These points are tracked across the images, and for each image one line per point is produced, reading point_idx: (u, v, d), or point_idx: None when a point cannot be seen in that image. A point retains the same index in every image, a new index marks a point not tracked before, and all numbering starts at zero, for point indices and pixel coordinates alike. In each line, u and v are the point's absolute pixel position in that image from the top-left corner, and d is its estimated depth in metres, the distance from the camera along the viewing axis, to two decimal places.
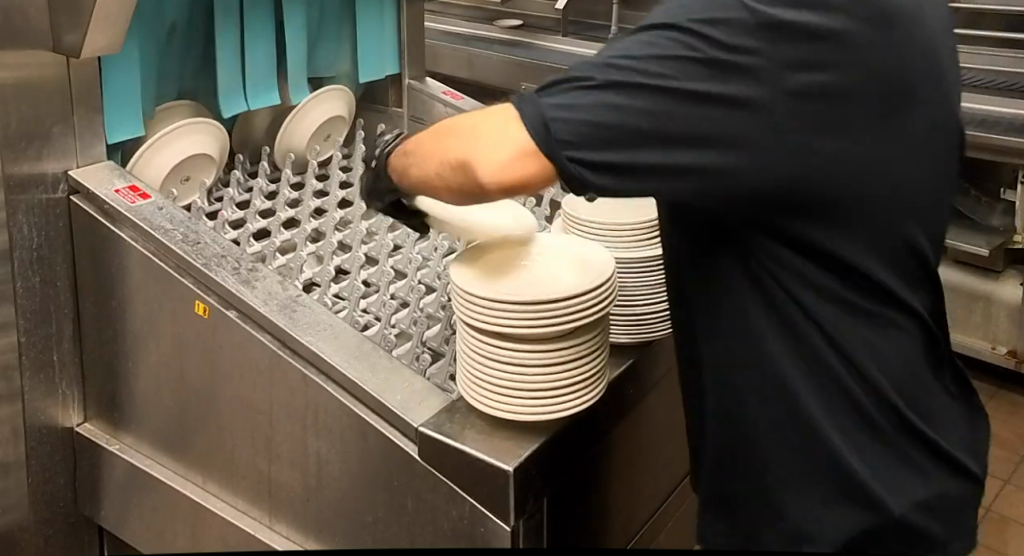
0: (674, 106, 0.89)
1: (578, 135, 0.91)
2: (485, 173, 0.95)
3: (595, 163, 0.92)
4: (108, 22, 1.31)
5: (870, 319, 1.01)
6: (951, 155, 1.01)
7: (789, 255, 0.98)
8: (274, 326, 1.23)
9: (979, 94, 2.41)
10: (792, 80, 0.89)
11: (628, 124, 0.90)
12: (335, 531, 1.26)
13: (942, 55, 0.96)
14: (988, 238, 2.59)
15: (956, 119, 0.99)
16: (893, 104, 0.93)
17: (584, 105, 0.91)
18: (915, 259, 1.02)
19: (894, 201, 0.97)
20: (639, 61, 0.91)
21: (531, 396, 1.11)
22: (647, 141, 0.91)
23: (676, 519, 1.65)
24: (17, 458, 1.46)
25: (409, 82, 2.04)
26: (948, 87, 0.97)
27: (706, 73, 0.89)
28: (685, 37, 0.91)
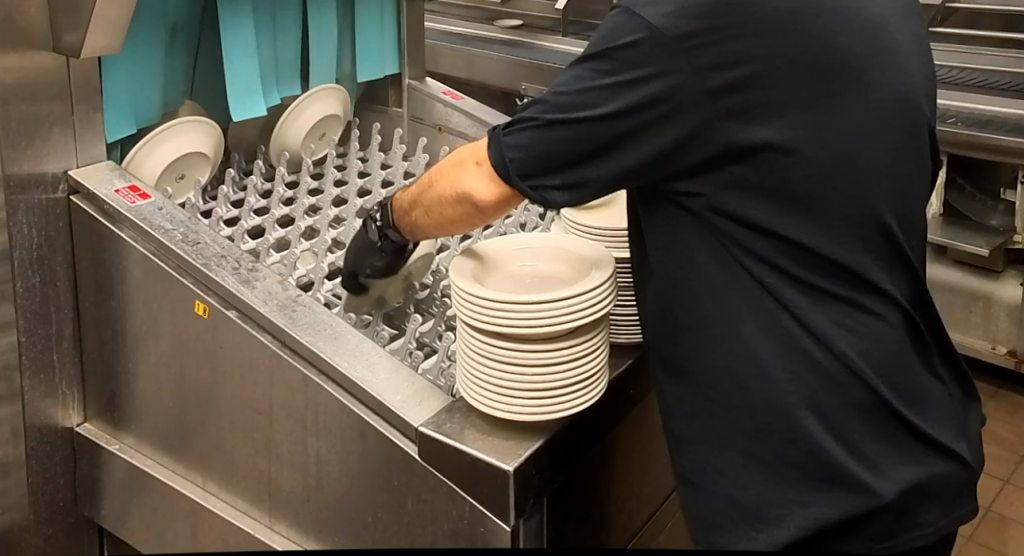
0: (607, 126, 0.97)
1: (527, 167, 1.01)
2: (476, 199, 1.08)
3: (552, 187, 1.01)
4: (108, 22, 1.31)
5: (841, 303, 1.02)
6: (915, 132, 1.00)
7: (755, 242, 1.00)
8: (275, 326, 1.23)
9: (980, 94, 2.40)
10: (710, 83, 0.94)
11: (568, 149, 0.99)
12: (335, 531, 1.26)
13: (893, 45, 0.98)
14: (988, 237, 2.57)
15: (912, 95, 0.99)
16: (826, 90, 0.95)
17: (525, 142, 1.00)
18: (887, 240, 1.01)
19: (850, 184, 0.98)
20: (565, 94, 0.98)
21: (531, 396, 1.11)
22: (595, 160, 0.99)
23: (678, 517, 1.65)
24: (17, 458, 1.46)
25: (409, 82, 2.04)
26: (895, 62, 0.97)
27: (627, 92, 0.95)
28: (601, 62, 0.97)
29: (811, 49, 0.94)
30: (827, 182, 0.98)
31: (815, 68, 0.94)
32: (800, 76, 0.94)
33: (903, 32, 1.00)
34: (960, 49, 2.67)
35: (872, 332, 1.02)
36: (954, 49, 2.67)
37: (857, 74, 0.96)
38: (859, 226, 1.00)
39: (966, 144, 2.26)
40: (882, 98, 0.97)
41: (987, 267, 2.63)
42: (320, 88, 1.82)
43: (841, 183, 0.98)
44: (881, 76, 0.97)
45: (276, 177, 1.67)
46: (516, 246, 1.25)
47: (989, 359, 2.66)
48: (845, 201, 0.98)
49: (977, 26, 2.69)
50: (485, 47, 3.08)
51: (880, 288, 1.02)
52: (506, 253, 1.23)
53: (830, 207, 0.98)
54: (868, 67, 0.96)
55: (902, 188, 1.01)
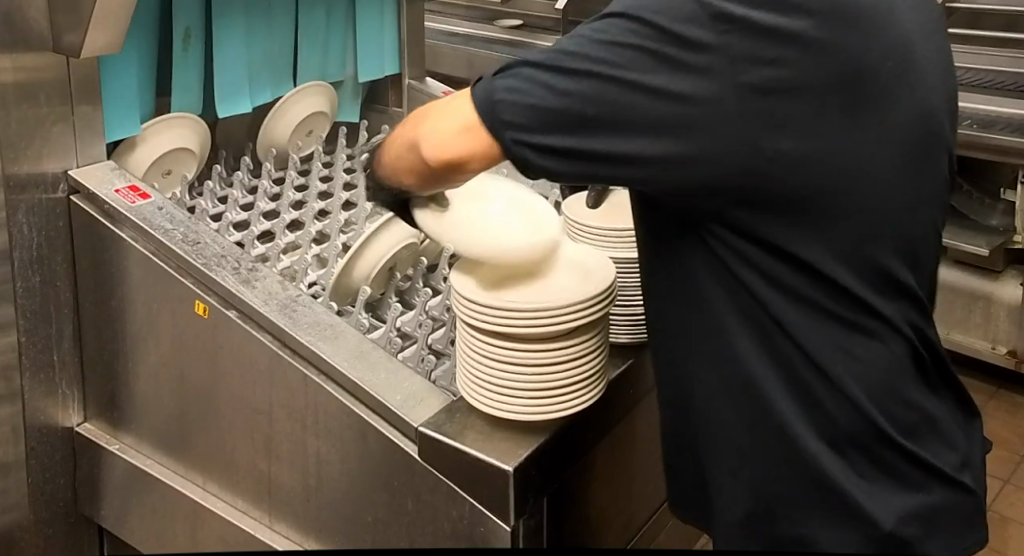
0: (618, 91, 0.90)
1: (522, 118, 0.92)
2: (433, 150, 0.99)
3: (539, 147, 0.93)
4: (108, 22, 1.30)
5: (847, 326, 0.99)
6: (938, 156, 0.97)
7: (757, 256, 0.98)
8: (274, 326, 1.23)
9: (979, 94, 2.40)
10: (741, 78, 0.88)
11: (572, 109, 0.91)
12: (335, 531, 1.26)
13: (920, 57, 0.93)
14: (988, 238, 2.56)
15: (938, 118, 0.96)
16: (853, 106, 0.91)
17: (530, 88, 0.92)
18: (898, 270, 0.99)
19: (860, 208, 0.95)
20: (588, 45, 0.91)
21: (530, 397, 1.12)
22: (594, 126, 0.92)
23: (675, 520, 1.65)
24: (17, 458, 1.46)
25: (409, 82, 2.04)
26: (922, 85, 0.93)
27: (655, 62, 0.89)
28: (639, 26, 0.90)
29: (851, 62, 0.89)
30: (833, 203, 0.94)
31: (845, 84, 0.90)
32: (828, 91, 0.90)
33: (937, 55, 0.96)
34: (960, 49, 2.66)
35: (876, 360, 1.00)
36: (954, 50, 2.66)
37: (884, 92, 0.91)
38: (869, 250, 0.97)
39: (964, 144, 2.26)
40: (903, 120, 0.93)
41: (987, 267, 2.61)
42: (301, 89, 1.80)
43: (850, 205, 0.94)
44: (912, 95, 0.93)
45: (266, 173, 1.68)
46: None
47: (989, 359, 2.67)
48: (852, 226, 0.95)
49: (978, 26, 2.68)
50: (485, 47, 3.08)
51: (883, 315, 0.99)
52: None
53: (833, 229, 0.95)
54: (889, 89, 0.91)
55: (918, 214, 0.98)
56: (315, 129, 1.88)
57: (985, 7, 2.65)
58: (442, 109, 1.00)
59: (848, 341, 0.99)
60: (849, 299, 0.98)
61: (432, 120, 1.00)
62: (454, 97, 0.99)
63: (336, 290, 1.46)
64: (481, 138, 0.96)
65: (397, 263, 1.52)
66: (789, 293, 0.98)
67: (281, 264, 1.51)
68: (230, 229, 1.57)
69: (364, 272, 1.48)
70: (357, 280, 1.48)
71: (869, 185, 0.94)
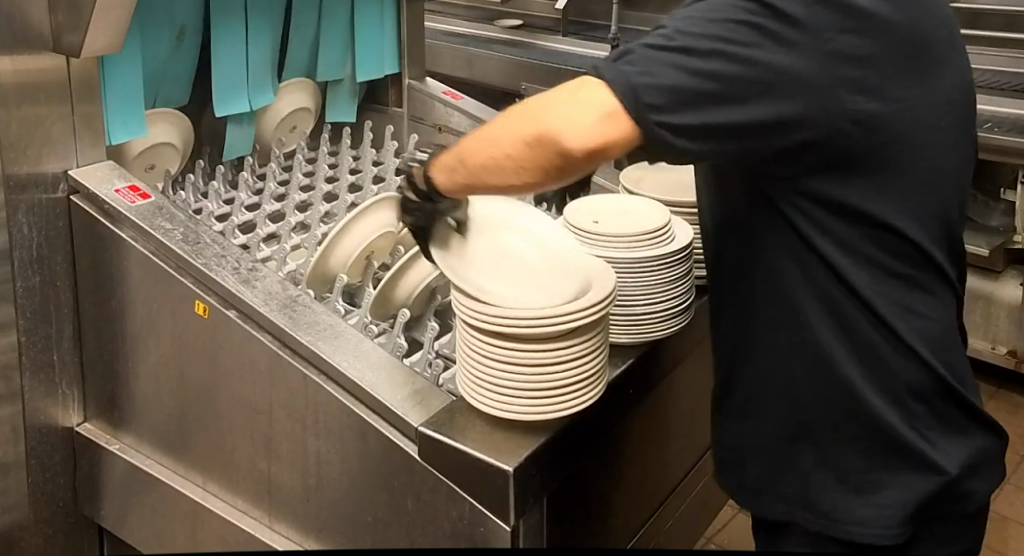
0: (745, 69, 0.91)
1: (663, 99, 0.91)
2: (573, 141, 0.92)
3: (674, 127, 0.92)
4: (108, 23, 1.31)
5: (908, 283, 1.06)
6: (975, 125, 1.07)
7: (831, 218, 1.03)
8: (274, 326, 1.23)
9: (979, 94, 2.40)
10: (835, 51, 0.93)
11: (709, 85, 0.91)
12: (335, 531, 1.26)
13: (952, 27, 1.02)
14: (988, 238, 2.57)
15: (971, 87, 1.05)
16: (916, 72, 0.98)
17: (665, 70, 0.91)
18: (948, 228, 1.07)
19: (928, 172, 1.02)
20: (704, 27, 0.91)
21: (533, 395, 1.12)
22: (725, 100, 0.92)
23: (676, 518, 1.66)
24: (17, 458, 1.46)
25: (409, 82, 2.04)
26: (960, 57, 1.03)
27: (766, 41, 0.91)
28: (743, 6, 0.92)
29: (909, 32, 0.96)
30: (902, 167, 1.00)
31: (907, 52, 0.96)
32: (896, 56, 0.96)
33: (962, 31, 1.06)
34: None
35: (927, 311, 1.07)
36: None
37: (936, 60, 0.99)
38: (930, 208, 1.03)
39: None
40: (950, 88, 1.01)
41: (987, 267, 2.60)
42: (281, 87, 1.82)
43: (917, 169, 1.01)
44: (954, 66, 1.02)
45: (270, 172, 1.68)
46: None
47: (989, 359, 2.67)
48: (919, 188, 1.02)
49: (978, 26, 2.67)
50: (485, 47, 3.07)
51: (940, 269, 1.06)
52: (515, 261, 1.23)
53: (903, 192, 1.02)
54: (939, 58, 1.00)
55: (963, 178, 1.06)
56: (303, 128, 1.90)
57: (986, 7, 2.64)
58: (561, 100, 0.94)
59: (908, 297, 1.06)
60: (915, 256, 1.04)
61: (546, 108, 0.94)
62: (570, 88, 0.94)
63: (313, 279, 1.46)
64: (622, 123, 0.91)
65: (376, 250, 1.51)
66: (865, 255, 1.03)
67: (262, 253, 1.50)
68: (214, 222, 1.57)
69: (341, 260, 1.48)
70: (335, 269, 1.48)
71: (934, 149, 1.01)
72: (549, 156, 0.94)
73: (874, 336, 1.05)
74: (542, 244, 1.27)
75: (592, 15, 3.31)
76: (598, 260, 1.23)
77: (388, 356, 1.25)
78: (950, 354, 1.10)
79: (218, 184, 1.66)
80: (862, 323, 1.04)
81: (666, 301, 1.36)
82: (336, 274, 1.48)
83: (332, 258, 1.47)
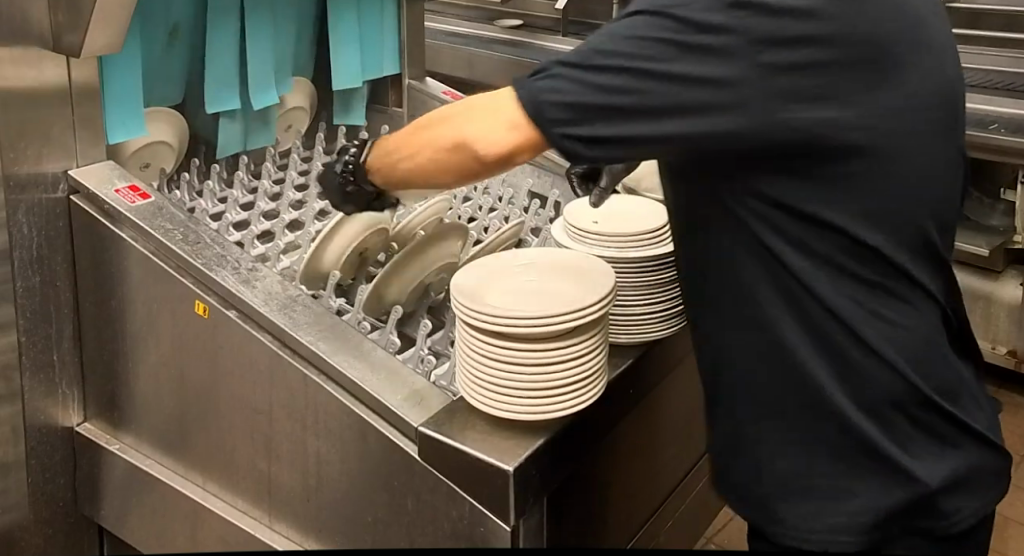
0: (660, 84, 0.91)
1: (567, 114, 0.94)
2: (483, 149, 0.99)
3: (581, 139, 0.95)
4: (108, 23, 1.31)
5: (877, 290, 1.02)
6: (951, 125, 1.03)
7: (790, 219, 0.99)
8: (274, 326, 1.23)
9: (979, 94, 2.40)
10: (773, 62, 0.90)
11: (621, 99, 0.92)
12: (335, 531, 1.26)
13: (922, 25, 0.98)
14: (988, 238, 2.56)
15: (948, 85, 1.01)
16: (872, 76, 0.94)
17: (572, 87, 0.94)
18: (919, 233, 1.02)
19: (889, 175, 0.98)
20: (618, 43, 0.93)
21: (531, 396, 1.11)
22: (640, 115, 0.93)
23: (675, 518, 1.66)
24: (17, 458, 1.46)
25: (409, 82, 2.05)
26: (932, 55, 0.98)
27: (686, 57, 0.91)
28: (664, 20, 0.92)
29: (865, 35, 0.92)
30: (859, 171, 0.97)
31: (863, 54, 0.93)
32: (847, 62, 0.93)
33: (939, 29, 1.02)
34: (960, 50, 2.66)
35: (902, 319, 1.04)
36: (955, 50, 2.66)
37: (896, 63, 0.95)
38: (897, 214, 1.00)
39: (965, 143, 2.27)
40: (915, 88, 0.97)
41: (987, 267, 2.61)
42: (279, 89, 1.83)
43: (879, 174, 0.98)
44: (923, 66, 0.97)
45: (271, 173, 1.68)
46: (513, 260, 1.25)
47: (990, 359, 2.67)
48: (881, 193, 0.98)
49: (978, 27, 2.68)
50: (485, 47, 3.07)
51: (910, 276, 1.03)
52: (505, 269, 1.22)
53: (862, 198, 0.98)
54: (901, 60, 0.95)
55: (937, 180, 1.02)
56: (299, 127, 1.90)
57: (986, 7, 2.64)
58: (479, 109, 1.01)
59: (878, 304, 1.02)
60: (882, 264, 1.01)
61: (466, 117, 1.02)
62: (488, 98, 1.01)
63: (308, 277, 1.45)
64: (528, 133, 0.97)
65: (368, 248, 1.53)
66: (825, 260, 1.00)
67: (257, 251, 1.52)
68: (232, 231, 1.57)
69: (336, 257, 1.47)
70: (328, 265, 1.47)
71: (897, 152, 0.97)
72: (467, 162, 1.03)
73: (844, 345, 1.02)
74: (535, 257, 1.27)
75: (593, 15, 3.30)
76: (603, 266, 1.23)
77: (386, 354, 1.25)
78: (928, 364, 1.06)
79: (214, 183, 1.65)
80: (831, 331, 1.01)
81: (666, 301, 1.36)
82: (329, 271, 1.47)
83: (326, 256, 1.46)
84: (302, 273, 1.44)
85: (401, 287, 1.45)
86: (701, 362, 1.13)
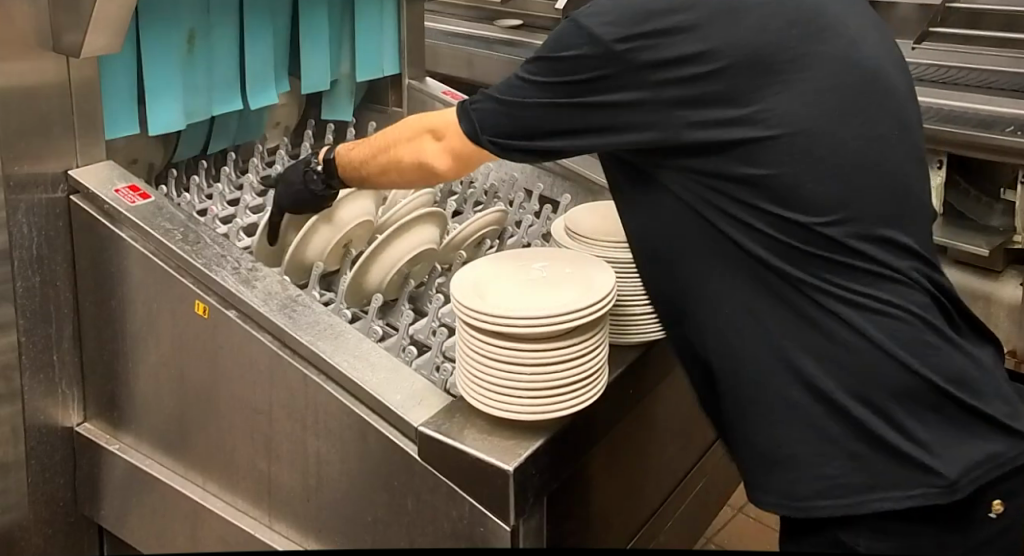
0: (573, 113, 1.04)
1: (502, 140, 1.09)
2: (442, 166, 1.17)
3: (512, 154, 1.09)
4: (108, 22, 1.31)
5: (853, 277, 1.04)
6: (888, 105, 1.05)
7: (728, 202, 1.05)
8: (274, 326, 1.23)
9: (978, 94, 2.40)
10: (662, 76, 1.00)
11: (545, 127, 1.06)
12: (335, 531, 1.26)
13: (832, 20, 1.02)
14: (988, 237, 2.56)
15: (872, 69, 1.04)
16: (770, 73, 1.00)
17: (498, 119, 1.08)
18: (873, 215, 1.04)
19: (821, 160, 1.01)
20: (528, 83, 1.06)
21: (529, 395, 1.11)
22: (566, 135, 1.06)
23: (676, 518, 1.66)
24: (17, 458, 1.46)
25: (409, 82, 2.04)
26: (840, 45, 1.02)
27: (587, 80, 1.02)
28: (563, 55, 1.03)
29: (751, 40, 0.99)
30: (784, 157, 1.01)
31: (757, 61, 0.99)
32: (744, 70, 0.99)
33: (851, 17, 1.05)
34: (960, 50, 2.65)
35: (881, 313, 1.05)
36: (954, 50, 2.65)
37: (794, 57, 1.00)
38: (858, 200, 1.03)
39: (964, 144, 2.26)
40: (827, 77, 1.01)
41: (987, 267, 2.61)
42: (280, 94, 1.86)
43: (823, 165, 1.02)
44: (831, 55, 1.01)
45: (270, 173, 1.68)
46: (514, 262, 1.25)
47: None
48: (810, 177, 1.02)
49: (979, 27, 2.66)
50: (484, 47, 3.07)
51: (881, 265, 1.05)
52: (504, 267, 1.24)
53: (809, 187, 1.02)
54: (806, 57, 1.00)
55: (879, 160, 1.03)
56: (289, 123, 1.93)
57: (986, 7, 2.64)
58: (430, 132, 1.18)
59: (852, 293, 1.04)
60: (850, 256, 1.04)
61: (421, 140, 1.20)
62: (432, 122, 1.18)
63: (291, 267, 1.47)
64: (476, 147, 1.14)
65: (354, 239, 1.52)
66: (766, 239, 1.04)
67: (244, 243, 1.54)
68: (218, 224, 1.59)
69: (319, 248, 1.48)
70: (311, 257, 1.49)
71: (822, 136, 1.01)
72: (431, 176, 1.20)
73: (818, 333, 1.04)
74: (541, 259, 1.27)
75: None
76: (604, 267, 1.23)
77: (376, 347, 1.25)
78: (908, 343, 1.06)
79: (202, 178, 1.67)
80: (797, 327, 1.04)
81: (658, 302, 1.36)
82: (312, 262, 1.49)
83: (309, 245, 1.47)
84: (286, 263, 1.46)
85: (381, 272, 1.45)
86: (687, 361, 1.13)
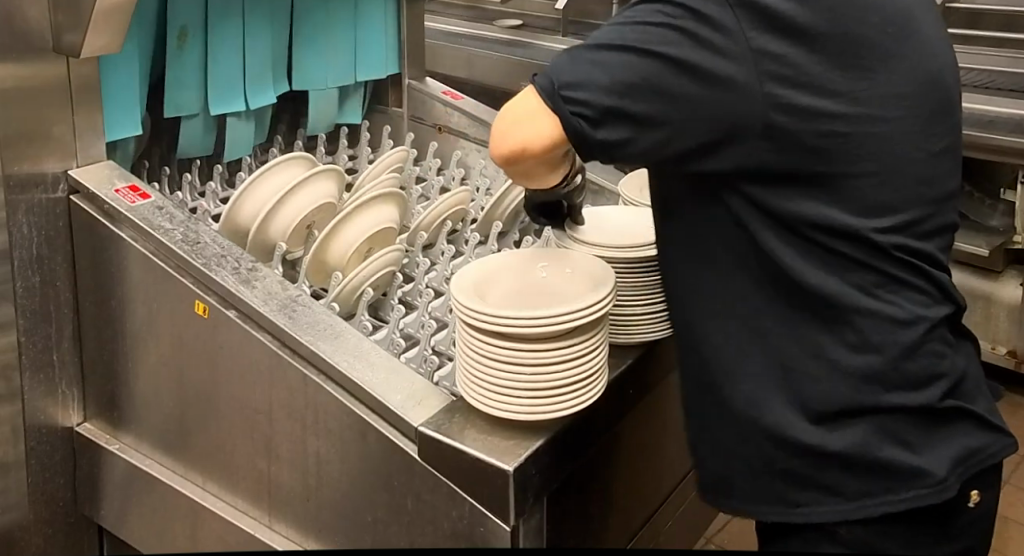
0: (661, 72, 0.92)
1: (579, 85, 0.93)
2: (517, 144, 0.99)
3: (586, 109, 0.93)
4: (109, 22, 1.31)
5: (885, 276, 1.04)
6: (944, 113, 1.03)
7: (785, 200, 1.01)
8: (274, 326, 1.23)
9: (979, 94, 2.39)
10: (759, 46, 0.93)
11: (628, 83, 0.93)
12: (335, 531, 1.26)
13: (919, 20, 1.01)
14: (987, 237, 2.56)
15: (939, 76, 1.02)
16: (856, 65, 0.96)
17: (585, 63, 0.94)
18: (913, 220, 1.04)
19: (877, 161, 0.99)
20: (625, 27, 0.94)
21: (533, 395, 1.11)
22: (647, 101, 0.93)
23: (676, 519, 1.66)
24: (17, 458, 1.46)
25: (409, 82, 2.04)
26: (914, 46, 0.99)
27: (691, 36, 0.92)
28: (663, 9, 0.94)
29: (833, 27, 0.95)
30: (843, 156, 0.99)
31: (841, 49, 0.95)
32: (830, 57, 0.95)
33: (931, 23, 1.04)
34: (960, 50, 2.65)
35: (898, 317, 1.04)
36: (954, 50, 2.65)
37: (876, 54, 0.97)
38: (903, 202, 1.02)
39: (965, 143, 2.27)
40: (905, 78, 0.99)
41: (987, 267, 2.60)
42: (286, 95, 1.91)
43: (880, 166, 1.00)
44: (909, 55, 0.99)
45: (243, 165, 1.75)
46: (512, 262, 1.25)
47: (990, 359, 2.66)
48: (867, 176, 1.00)
49: (979, 26, 2.68)
50: (485, 47, 3.07)
51: (908, 280, 1.05)
52: (509, 267, 1.24)
53: (852, 190, 1.00)
54: (889, 52, 0.97)
55: (930, 165, 1.03)
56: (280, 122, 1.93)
57: (986, 7, 2.64)
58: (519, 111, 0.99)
59: (878, 303, 1.03)
60: (887, 261, 1.03)
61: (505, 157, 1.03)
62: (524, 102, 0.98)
63: (254, 247, 1.50)
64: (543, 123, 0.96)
65: (316, 222, 1.55)
66: (801, 241, 1.02)
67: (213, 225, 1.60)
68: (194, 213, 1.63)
69: (282, 228, 1.50)
70: (275, 235, 1.50)
71: (884, 137, 0.99)
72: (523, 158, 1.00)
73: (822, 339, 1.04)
74: (540, 257, 1.27)
75: (592, 15, 3.25)
76: (603, 267, 1.24)
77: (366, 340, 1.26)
78: (924, 344, 1.06)
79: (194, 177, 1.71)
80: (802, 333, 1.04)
81: (642, 297, 1.36)
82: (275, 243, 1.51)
83: (273, 224, 1.49)
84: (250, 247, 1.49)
85: (340, 248, 1.48)
86: (687, 361, 1.13)
